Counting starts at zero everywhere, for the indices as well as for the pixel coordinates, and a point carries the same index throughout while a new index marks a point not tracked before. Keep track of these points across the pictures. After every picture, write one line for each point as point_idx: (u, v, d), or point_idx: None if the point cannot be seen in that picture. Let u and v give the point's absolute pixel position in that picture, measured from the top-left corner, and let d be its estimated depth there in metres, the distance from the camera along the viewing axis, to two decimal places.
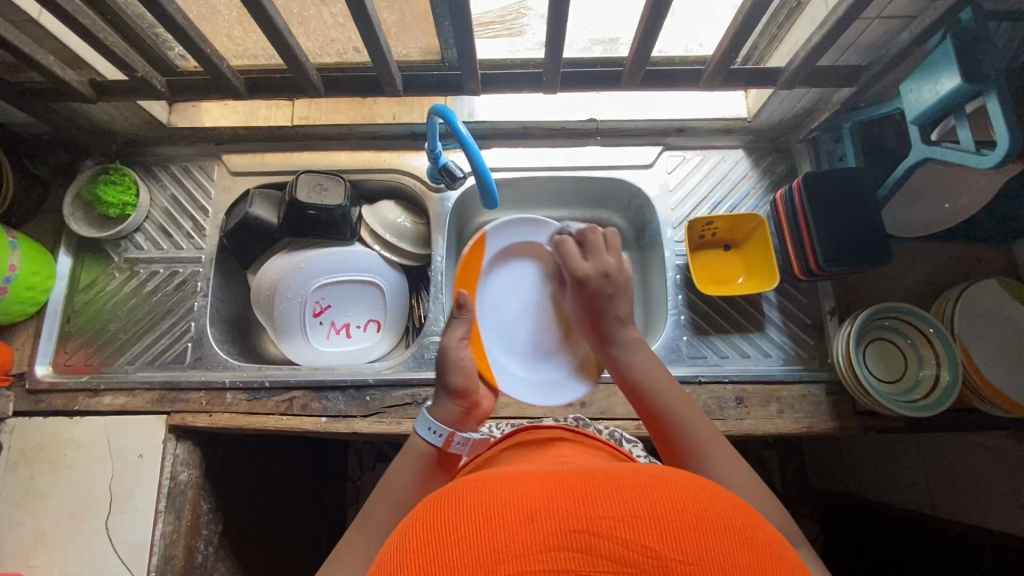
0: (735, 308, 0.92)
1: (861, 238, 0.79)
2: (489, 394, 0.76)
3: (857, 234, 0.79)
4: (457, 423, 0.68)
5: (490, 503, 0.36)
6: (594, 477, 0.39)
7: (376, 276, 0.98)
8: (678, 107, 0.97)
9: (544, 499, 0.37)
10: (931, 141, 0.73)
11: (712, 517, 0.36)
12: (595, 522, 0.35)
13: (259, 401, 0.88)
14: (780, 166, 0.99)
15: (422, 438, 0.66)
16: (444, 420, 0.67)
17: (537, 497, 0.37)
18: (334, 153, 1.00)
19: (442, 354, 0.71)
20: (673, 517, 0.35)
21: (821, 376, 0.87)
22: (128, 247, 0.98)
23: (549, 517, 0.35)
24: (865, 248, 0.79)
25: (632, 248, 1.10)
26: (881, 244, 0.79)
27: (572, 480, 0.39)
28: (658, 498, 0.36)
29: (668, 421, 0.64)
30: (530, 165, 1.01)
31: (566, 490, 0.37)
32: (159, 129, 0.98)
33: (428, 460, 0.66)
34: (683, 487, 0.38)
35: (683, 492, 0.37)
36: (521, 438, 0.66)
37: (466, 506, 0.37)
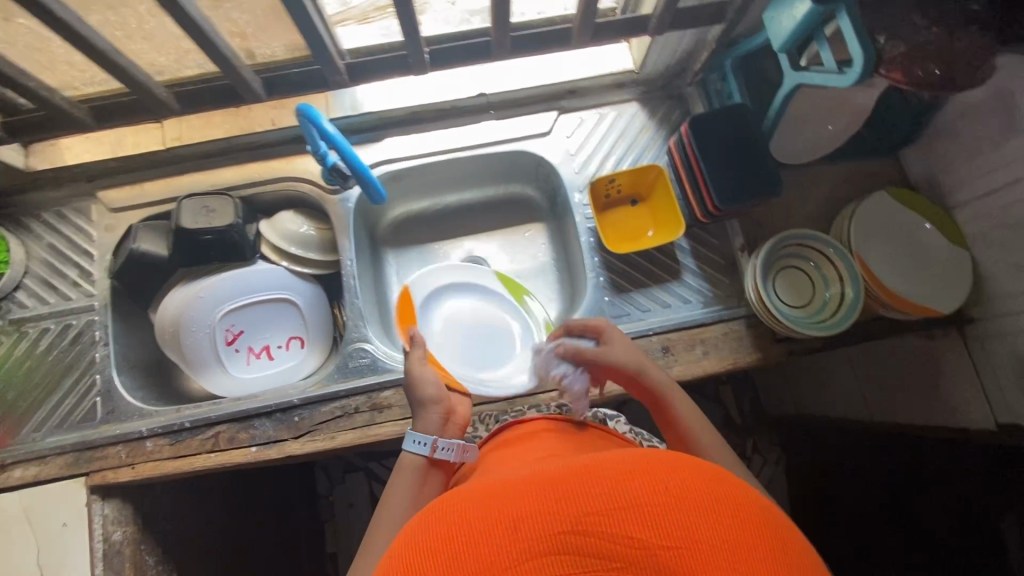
0: (651, 261, 0.92)
1: (753, 173, 0.80)
2: (463, 399, 0.79)
3: (748, 170, 0.80)
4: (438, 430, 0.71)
5: (486, 517, 0.40)
6: (587, 468, 0.42)
7: (287, 292, 0.94)
8: (565, 69, 0.96)
9: (535, 505, 0.40)
10: (801, 67, 0.74)
11: (692, 494, 0.39)
12: (575, 520, 0.39)
13: (182, 443, 0.84)
14: (676, 112, 0.99)
15: (410, 450, 0.69)
16: (428, 431, 0.71)
17: (529, 503, 0.40)
18: (219, 171, 0.94)
19: (409, 372, 0.75)
20: (662, 506, 0.39)
21: (740, 312, 0.89)
22: (11, 308, 0.90)
23: (545, 520, 0.39)
24: (758, 183, 0.79)
25: (549, 217, 1.09)
26: (772, 176, 0.79)
27: (559, 477, 0.42)
28: (648, 484, 0.40)
29: (677, 420, 0.73)
30: (428, 151, 0.97)
31: (560, 489, 0.41)
32: (18, 176, 0.90)
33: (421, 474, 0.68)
34: (664, 469, 0.41)
35: (672, 474, 0.41)
36: (503, 438, 0.69)
37: (466, 523, 0.40)
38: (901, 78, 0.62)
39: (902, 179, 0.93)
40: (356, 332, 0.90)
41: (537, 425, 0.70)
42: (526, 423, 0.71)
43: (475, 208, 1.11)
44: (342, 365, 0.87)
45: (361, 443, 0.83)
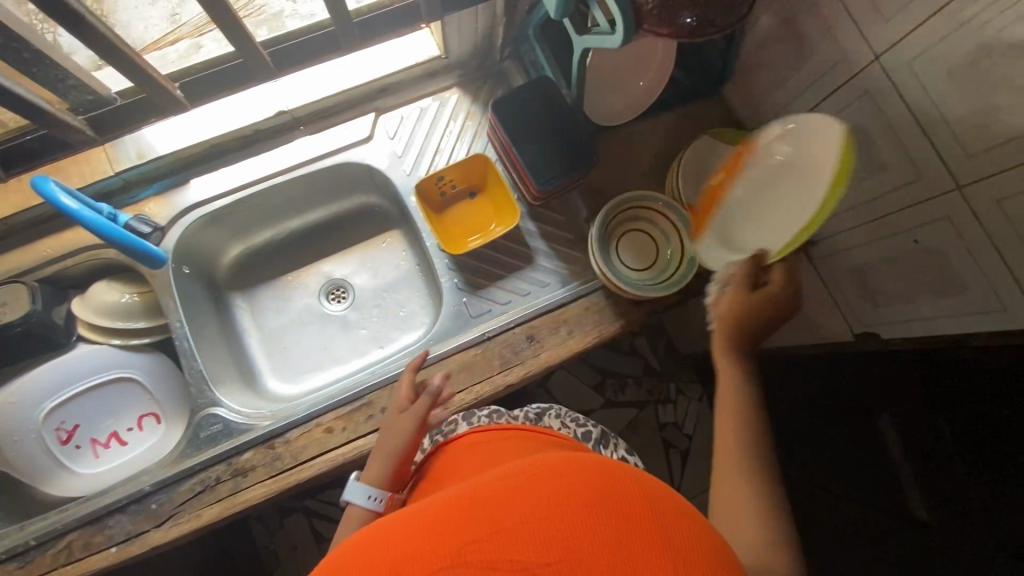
0: (500, 251, 0.90)
1: (567, 150, 0.79)
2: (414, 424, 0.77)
3: (562, 147, 0.79)
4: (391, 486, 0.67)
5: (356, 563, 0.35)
6: (472, 490, 0.38)
7: (117, 372, 0.87)
8: (369, 67, 0.89)
9: (411, 542, 0.35)
10: (585, 29, 0.71)
11: (581, 499, 0.36)
12: (470, 550, 0.34)
13: (33, 563, 0.76)
14: (498, 91, 0.94)
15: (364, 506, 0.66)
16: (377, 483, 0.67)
17: (405, 540, 0.35)
18: (5, 257, 0.84)
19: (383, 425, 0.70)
20: (547, 518, 0.34)
21: (597, 285, 0.88)
22: None
23: (419, 558, 0.34)
24: (575, 159, 0.78)
25: (402, 222, 1.04)
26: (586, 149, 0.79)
27: (441, 507, 0.37)
28: (534, 496, 0.36)
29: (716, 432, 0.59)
30: (242, 183, 0.89)
31: (446, 512, 0.37)
32: None
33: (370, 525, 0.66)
34: (573, 474, 0.38)
35: (560, 479, 0.37)
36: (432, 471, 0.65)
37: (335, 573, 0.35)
38: (670, 30, 0.59)
39: (729, 115, 0.92)
40: (203, 398, 0.85)
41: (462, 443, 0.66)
42: (451, 446, 0.67)
43: (324, 229, 1.05)
44: (194, 436, 0.82)
45: (230, 513, 0.78)
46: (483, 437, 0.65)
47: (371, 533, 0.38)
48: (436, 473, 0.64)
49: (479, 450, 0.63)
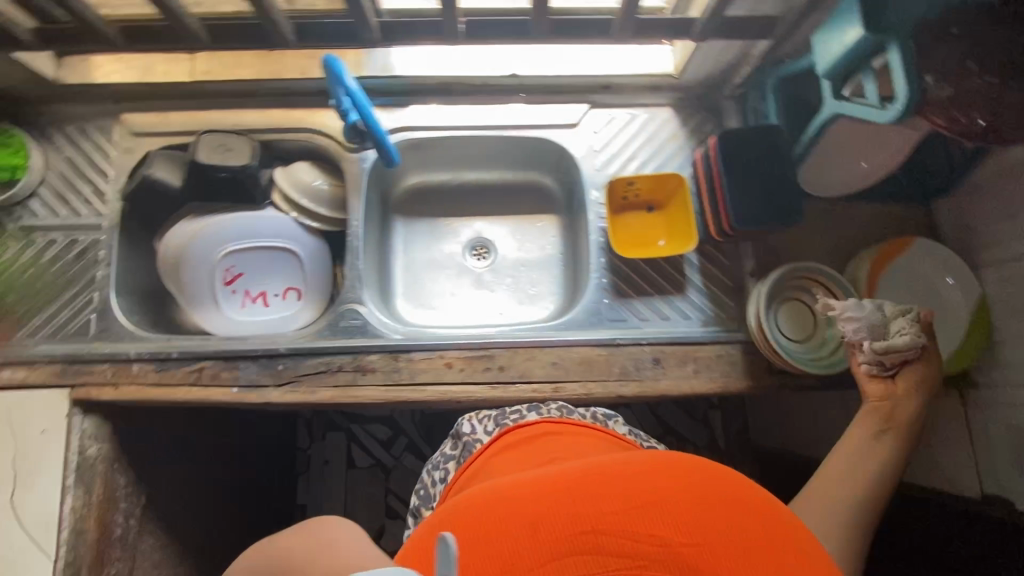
0: (658, 271, 0.90)
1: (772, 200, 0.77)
2: None
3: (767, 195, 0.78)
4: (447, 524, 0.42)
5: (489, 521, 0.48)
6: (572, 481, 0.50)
7: (289, 242, 0.94)
8: (603, 62, 0.93)
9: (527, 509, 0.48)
10: (842, 95, 0.72)
11: (663, 497, 0.47)
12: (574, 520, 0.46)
13: (167, 372, 0.85)
14: (708, 124, 0.96)
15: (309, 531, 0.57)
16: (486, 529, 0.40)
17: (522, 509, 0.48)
18: (240, 112, 0.94)
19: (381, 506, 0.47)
20: (636, 504, 0.46)
21: (738, 338, 0.87)
22: (24, 214, 0.91)
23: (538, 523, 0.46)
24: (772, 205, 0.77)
25: (564, 210, 1.07)
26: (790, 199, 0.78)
27: (546, 489, 0.50)
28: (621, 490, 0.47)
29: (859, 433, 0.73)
30: (451, 124, 0.95)
31: (554, 491, 0.49)
32: (46, 86, 0.90)
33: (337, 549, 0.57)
34: (653, 474, 0.49)
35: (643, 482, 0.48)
36: (507, 440, 0.71)
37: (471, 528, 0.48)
38: (943, 122, 0.64)
39: (930, 229, 0.89)
40: (351, 293, 0.91)
41: (539, 428, 0.72)
42: (526, 427, 0.73)
43: (492, 190, 1.10)
44: (333, 322, 0.88)
45: (340, 401, 0.84)
46: (561, 429, 0.72)
47: (494, 502, 0.51)
48: (520, 445, 0.70)
49: (558, 436, 0.70)
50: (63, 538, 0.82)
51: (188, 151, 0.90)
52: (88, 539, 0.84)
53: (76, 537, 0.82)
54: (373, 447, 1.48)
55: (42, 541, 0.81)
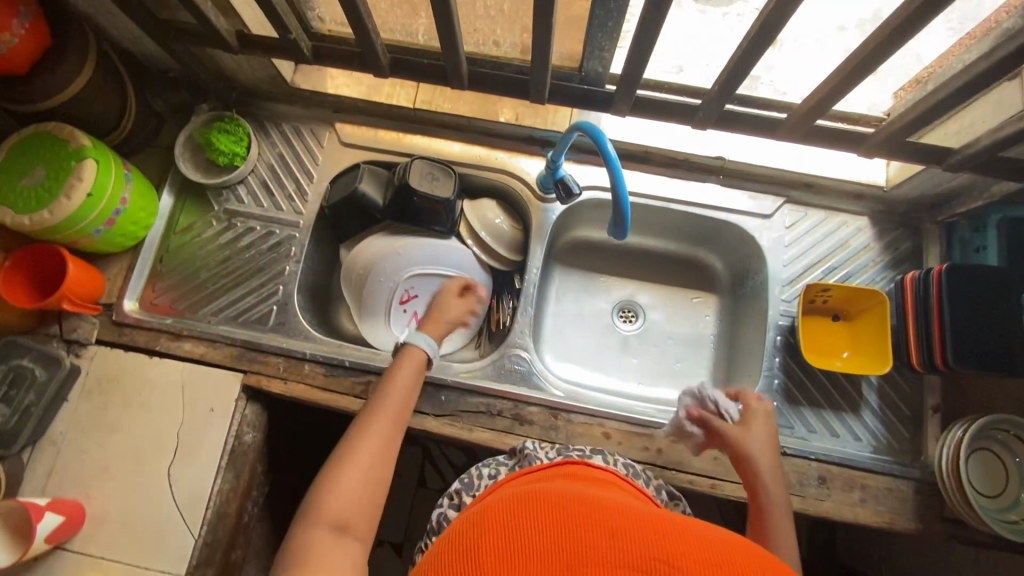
0: (833, 385, 0.87)
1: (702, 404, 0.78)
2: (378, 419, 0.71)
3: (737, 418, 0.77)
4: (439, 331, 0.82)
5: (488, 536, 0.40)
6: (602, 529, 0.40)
7: (465, 274, 0.96)
8: (809, 162, 0.93)
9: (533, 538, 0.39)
10: None
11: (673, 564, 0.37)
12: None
13: (335, 378, 0.87)
14: (905, 243, 0.93)
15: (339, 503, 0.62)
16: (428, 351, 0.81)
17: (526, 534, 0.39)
18: (445, 142, 0.97)
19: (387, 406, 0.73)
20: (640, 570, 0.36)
21: (911, 474, 0.83)
22: (230, 199, 0.97)
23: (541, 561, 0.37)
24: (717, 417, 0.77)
25: (724, 294, 1.05)
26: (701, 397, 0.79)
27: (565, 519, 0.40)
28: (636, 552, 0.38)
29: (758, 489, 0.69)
30: (644, 191, 0.95)
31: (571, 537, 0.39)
32: (280, 87, 0.97)
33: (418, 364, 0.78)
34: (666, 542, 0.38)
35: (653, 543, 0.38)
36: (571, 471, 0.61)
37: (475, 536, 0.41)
38: None
39: None
40: (518, 338, 0.91)
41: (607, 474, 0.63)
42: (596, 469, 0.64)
43: (653, 256, 1.09)
44: (498, 364, 0.89)
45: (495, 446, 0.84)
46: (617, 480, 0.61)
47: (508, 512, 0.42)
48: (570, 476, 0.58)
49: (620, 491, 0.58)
50: (206, 519, 0.83)
51: (395, 172, 0.93)
52: (227, 523, 0.85)
53: (217, 519, 0.84)
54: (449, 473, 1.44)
55: (187, 516, 0.83)
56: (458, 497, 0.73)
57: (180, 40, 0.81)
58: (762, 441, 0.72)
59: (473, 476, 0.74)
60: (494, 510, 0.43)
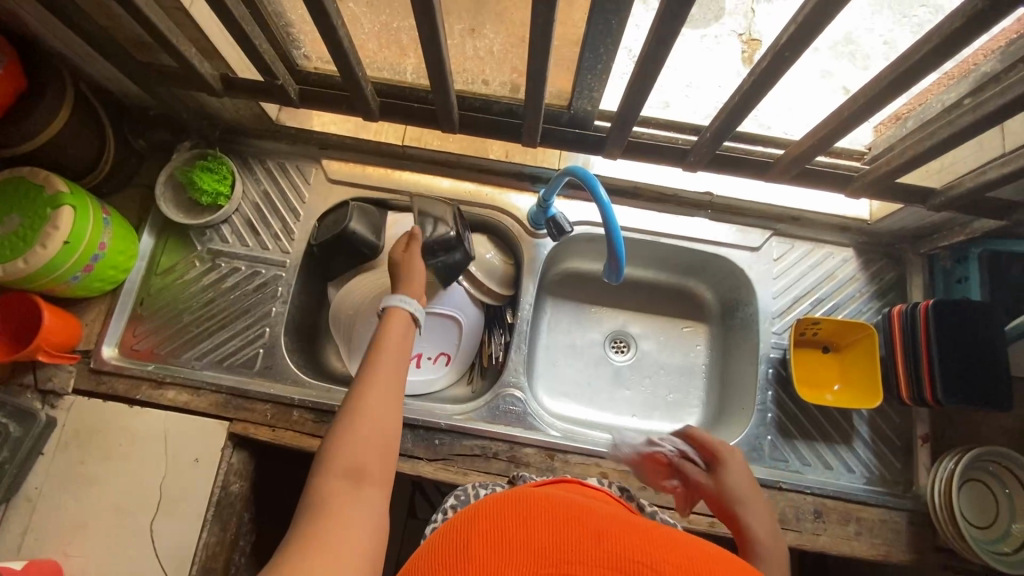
0: (826, 417, 0.88)
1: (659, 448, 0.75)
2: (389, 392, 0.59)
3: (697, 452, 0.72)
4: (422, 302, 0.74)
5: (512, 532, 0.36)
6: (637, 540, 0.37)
7: (457, 313, 0.96)
8: (796, 195, 0.94)
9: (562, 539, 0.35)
10: None
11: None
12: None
13: (325, 424, 0.85)
14: (889, 274, 0.95)
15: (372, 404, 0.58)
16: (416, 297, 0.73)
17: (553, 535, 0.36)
18: (434, 178, 0.97)
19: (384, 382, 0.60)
20: None
21: (904, 505, 0.83)
22: (213, 238, 0.95)
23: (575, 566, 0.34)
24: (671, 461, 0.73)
25: (714, 324, 1.06)
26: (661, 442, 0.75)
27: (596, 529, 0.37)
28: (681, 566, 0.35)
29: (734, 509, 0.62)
30: (634, 226, 0.96)
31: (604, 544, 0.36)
32: (265, 124, 0.95)
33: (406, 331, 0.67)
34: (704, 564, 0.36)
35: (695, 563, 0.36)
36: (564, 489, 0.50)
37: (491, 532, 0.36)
38: None
39: None
40: (513, 376, 0.90)
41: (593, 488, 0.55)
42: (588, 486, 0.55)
43: (644, 287, 1.09)
44: (493, 404, 0.88)
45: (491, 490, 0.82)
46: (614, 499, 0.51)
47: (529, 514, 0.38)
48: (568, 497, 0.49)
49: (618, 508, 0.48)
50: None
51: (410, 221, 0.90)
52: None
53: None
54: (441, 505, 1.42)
55: (171, 574, 0.79)
56: (455, 511, 0.69)
57: (163, 83, 0.80)
58: (736, 473, 0.65)
59: (470, 493, 0.71)
60: (488, 501, 0.40)
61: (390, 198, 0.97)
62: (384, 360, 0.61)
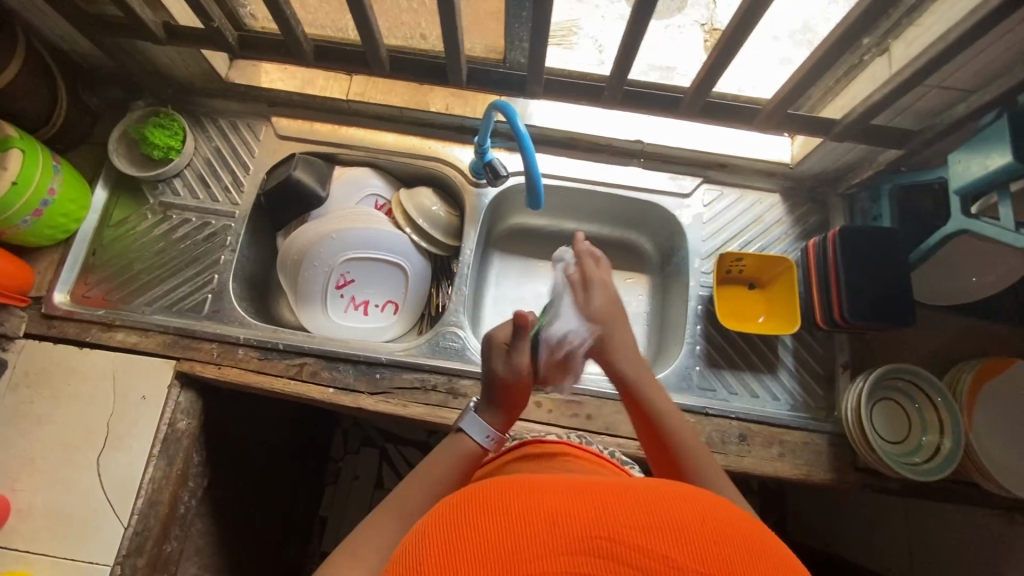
0: (751, 347, 0.92)
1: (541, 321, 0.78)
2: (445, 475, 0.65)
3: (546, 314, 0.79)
4: (502, 429, 0.71)
5: (512, 503, 0.38)
6: (628, 489, 0.40)
7: (402, 259, 0.98)
8: (723, 143, 0.99)
9: (566, 503, 0.37)
10: (971, 213, 0.75)
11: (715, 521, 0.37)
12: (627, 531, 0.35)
13: (269, 361, 0.88)
14: (813, 216, 0.99)
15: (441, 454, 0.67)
16: (492, 423, 0.70)
17: (558, 500, 0.38)
18: (380, 133, 1.01)
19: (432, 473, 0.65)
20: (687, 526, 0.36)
21: (825, 428, 0.87)
22: (165, 191, 0.98)
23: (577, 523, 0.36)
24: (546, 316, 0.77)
25: (654, 273, 1.10)
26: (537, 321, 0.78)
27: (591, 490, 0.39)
28: (674, 508, 0.38)
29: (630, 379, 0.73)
30: (570, 175, 1.00)
31: (605, 499, 0.38)
32: (214, 82, 0.99)
33: (468, 462, 0.67)
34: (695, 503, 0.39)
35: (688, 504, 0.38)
36: (526, 451, 0.68)
37: (491, 503, 0.38)
38: None
39: None
40: (453, 316, 0.94)
41: (557, 448, 0.68)
42: (549, 443, 0.70)
43: (588, 241, 1.13)
44: (433, 341, 0.91)
45: (429, 420, 0.85)
46: (577, 452, 0.68)
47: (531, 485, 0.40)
48: (537, 455, 0.66)
49: (578, 462, 0.66)
50: (137, 508, 0.82)
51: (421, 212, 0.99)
52: (159, 511, 0.85)
53: (149, 508, 0.83)
54: (404, 470, 1.43)
55: (117, 505, 0.82)
56: None
57: (110, 34, 0.83)
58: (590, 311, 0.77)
59: None
60: (445, 515, 0.39)
61: (338, 152, 1.01)
62: (432, 479, 0.63)
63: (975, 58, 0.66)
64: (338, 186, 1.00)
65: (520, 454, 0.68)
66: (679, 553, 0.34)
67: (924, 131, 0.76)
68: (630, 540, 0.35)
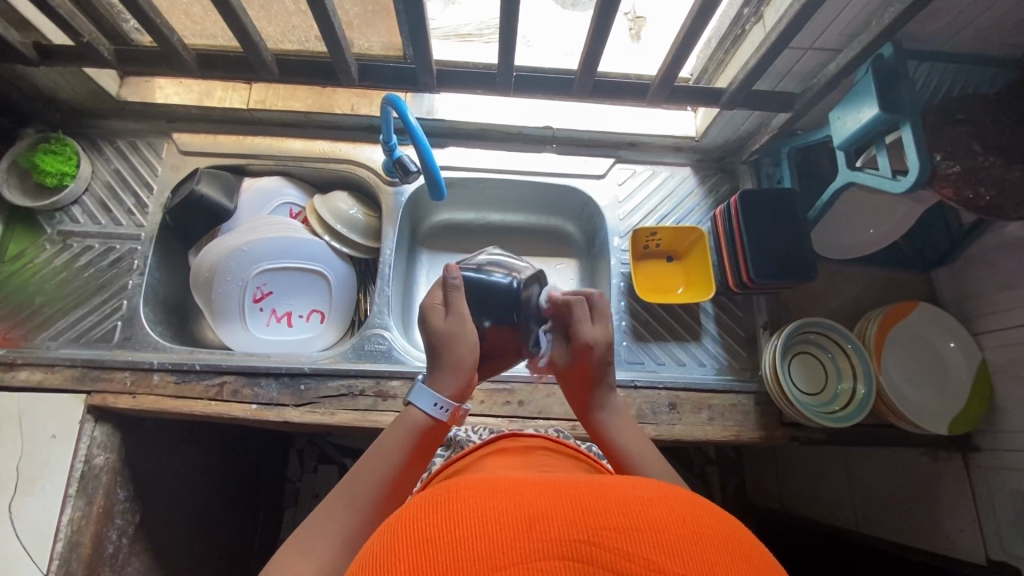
0: (673, 317, 0.94)
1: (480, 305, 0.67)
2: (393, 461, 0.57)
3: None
4: (458, 398, 0.61)
5: (475, 506, 0.31)
6: (603, 484, 0.34)
7: (322, 266, 0.97)
8: (630, 123, 1.01)
9: (533, 504, 0.32)
10: (856, 167, 0.78)
11: (707, 525, 0.31)
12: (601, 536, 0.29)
13: (187, 385, 0.85)
14: (724, 185, 1.02)
15: (424, 412, 0.59)
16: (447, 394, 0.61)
17: (525, 502, 0.32)
18: (287, 140, 0.99)
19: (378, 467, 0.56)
20: (677, 533, 0.30)
21: (750, 387, 0.89)
22: (63, 220, 0.94)
23: (545, 527, 0.30)
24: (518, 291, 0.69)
25: (582, 256, 1.11)
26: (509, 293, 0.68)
27: (561, 488, 0.34)
28: (661, 509, 0.32)
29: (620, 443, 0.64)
30: (485, 166, 1.01)
31: (575, 498, 0.32)
32: (106, 102, 0.95)
33: (420, 435, 0.59)
34: (684, 503, 0.33)
35: (675, 501, 0.33)
36: (499, 446, 0.60)
37: (446, 504, 0.32)
38: (952, 196, 0.67)
39: (931, 296, 0.95)
40: (378, 318, 0.93)
41: (536, 442, 0.61)
42: (525, 438, 0.62)
43: (514, 230, 1.13)
44: (358, 346, 0.90)
45: (359, 425, 0.84)
46: (553, 445, 0.61)
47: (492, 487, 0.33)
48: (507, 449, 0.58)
49: (555, 455, 0.58)
50: (56, 552, 0.78)
51: (354, 210, 0.99)
52: (83, 553, 0.80)
53: (69, 551, 0.79)
54: None
55: (32, 552, 0.77)
56: None
57: None
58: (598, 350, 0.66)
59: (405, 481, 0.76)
60: (410, 502, 0.34)
61: (245, 164, 0.98)
62: (382, 461, 0.57)
63: (835, 17, 0.69)
64: (248, 197, 0.97)
65: (487, 450, 0.59)
66: (662, 558, 0.29)
67: (805, 92, 0.79)
68: (615, 544, 0.29)
